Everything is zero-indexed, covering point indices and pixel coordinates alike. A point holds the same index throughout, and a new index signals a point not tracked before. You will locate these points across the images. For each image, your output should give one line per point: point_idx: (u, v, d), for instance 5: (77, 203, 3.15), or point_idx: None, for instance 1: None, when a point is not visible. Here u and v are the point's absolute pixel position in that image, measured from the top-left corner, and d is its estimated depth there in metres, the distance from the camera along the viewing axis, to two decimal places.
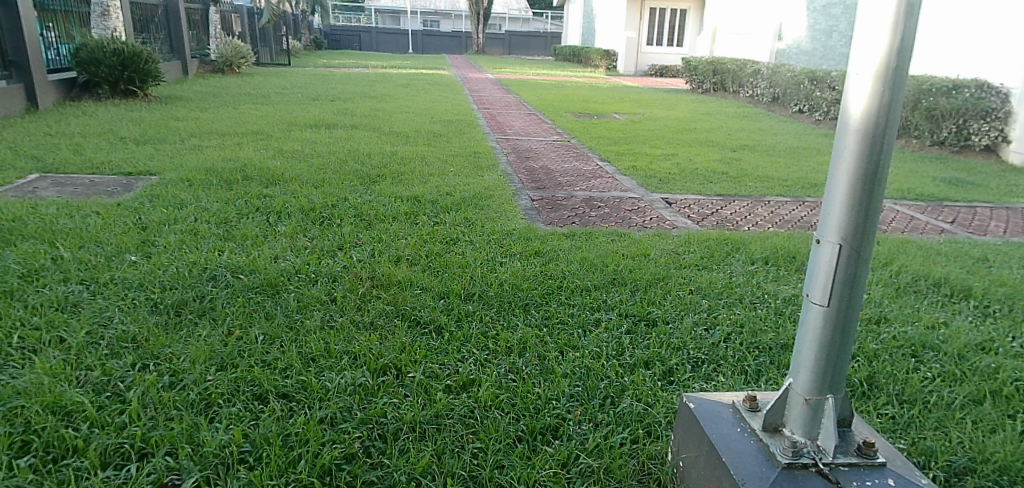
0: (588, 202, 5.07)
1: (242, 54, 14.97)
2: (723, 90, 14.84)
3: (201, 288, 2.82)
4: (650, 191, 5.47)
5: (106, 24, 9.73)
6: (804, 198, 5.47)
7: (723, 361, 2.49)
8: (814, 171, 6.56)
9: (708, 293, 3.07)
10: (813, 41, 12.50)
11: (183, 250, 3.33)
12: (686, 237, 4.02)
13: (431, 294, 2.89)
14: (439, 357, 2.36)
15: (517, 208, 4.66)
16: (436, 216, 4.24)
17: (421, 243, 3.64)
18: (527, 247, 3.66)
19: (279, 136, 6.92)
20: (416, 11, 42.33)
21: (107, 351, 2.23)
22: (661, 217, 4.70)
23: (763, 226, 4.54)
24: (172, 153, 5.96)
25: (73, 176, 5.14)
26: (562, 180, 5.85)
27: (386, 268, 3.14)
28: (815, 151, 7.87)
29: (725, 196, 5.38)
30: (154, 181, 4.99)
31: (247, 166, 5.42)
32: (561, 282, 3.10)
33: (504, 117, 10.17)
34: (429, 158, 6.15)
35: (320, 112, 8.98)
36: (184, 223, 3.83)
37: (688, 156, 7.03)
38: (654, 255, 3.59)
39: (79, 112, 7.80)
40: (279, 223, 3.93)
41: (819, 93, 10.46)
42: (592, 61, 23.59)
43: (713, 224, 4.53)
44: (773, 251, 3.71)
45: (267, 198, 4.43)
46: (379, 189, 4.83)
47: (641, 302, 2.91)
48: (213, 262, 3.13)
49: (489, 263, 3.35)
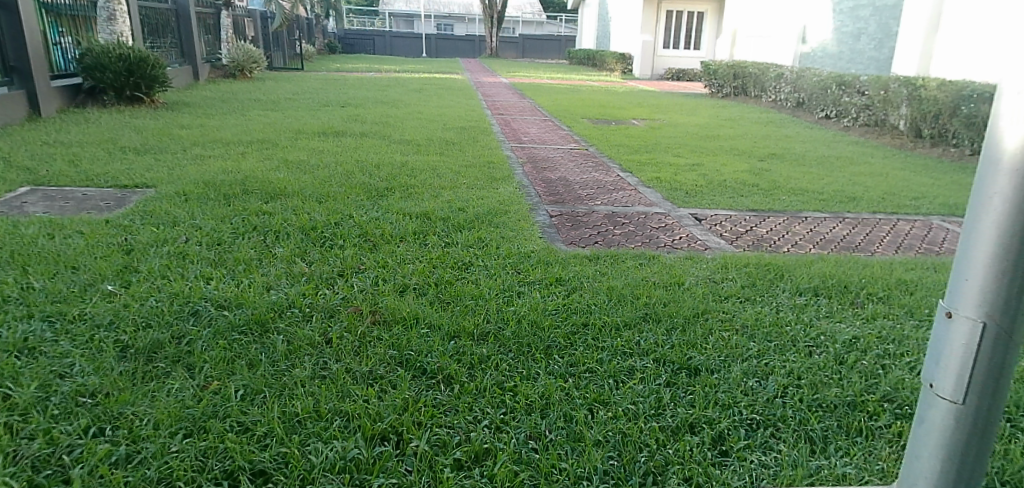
0: (611, 219, 4.69)
1: (253, 59, 14.75)
2: (743, 94, 14.40)
3: (179, 327, 2.47)
4: (677, 206, 5.09)
5: (113, 29, 9.45)
6: (844, 214, 5.08)
7: (781, 423, 2.12)
8: (851, 183, 6.15)
9: (757, 333, 2.69)
10: (839, 45, 12.04)
11: (166, 278, 2.99)
12: (722, 260, 3.65)
13: (440, 334, 2.53)
14: (447, 417, 2.02)
15: (535, 226, 4.30)
16: (448, 236, 3.90)
17: (430, 268, 3.29)
18: (548, 273, 3.30)
19: (285, 145, 6.62)
20: (429, 15, 42.08)
21: (58, 412, 1.92)
22: (691, 236, 4.32)
23: (805, 248, 4.15)
24: (172, 164, 5.67)
25: (65, 188, 4.85)
26: (583, 193, 5.48)
27: (389, 300, 2.79)
28: (848, 160, 7.46)
29: (759, 212, 5.00)
30: (150, 195, 4.68)
31: (247, 179, 5.11)
32: (587, 318, 2.73)
33: (518, 123, 9.86)
34: (441, 169, 5.80)
35: (329, 118, 8.71)
36: (174, 245, 3.50)
37: (714, 167, 6.65)
38: (688, 284, 3.22)
39: (82, 120, 7.57)
40: (277, 244, 3.61)
41: (848, 98, 10.05)
42: (607, 65, 23.21)
43: (749, 245, 4.15)
44: (821, 280, 3.32)
45: (266, 216, 4.11)
46: (387, 204, 4.49)
47: (681, 345, 2.54)
48: (197, 292, 2.79)
49: (506, 294, 3.00)
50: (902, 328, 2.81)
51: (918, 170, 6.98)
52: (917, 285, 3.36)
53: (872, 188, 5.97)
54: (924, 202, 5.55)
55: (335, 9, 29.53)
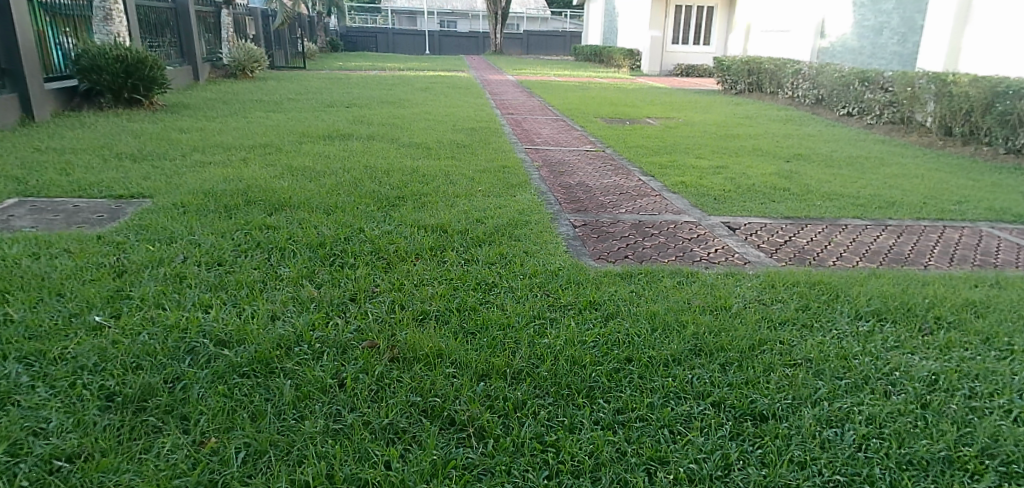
0: (638, 229, 4.39)
1: (255, 58, 14.45)
2: (758, 91, 14.04)
3: (172, 367, 2.17)
4: (707, 213, 4.79)
5: (108, 30, 9.20)
6: (886, 221, 4.77)
7: (870, 485, 1.82)
8: (887, 186, 5.83)
9: (823, 369, 2.38)
10: (860, 39, 11.71)
11: (161, 307, 2.70)
12: (766, 277, 3.35)
13: (468, 375, 2.22)
14: (483, 484, 1.73)
15: (558, 238, 4.01)
16: (467, 252, 3.61)
17: (450, 291, 3.00)
18: (580, 295, 3.00)
19: (289, 150, 6.34)
20: (433, 12, 41.72)
21: (28, 484, 1.63)
22: (727, 247, 4.02)
23: (851, 262, 3.85)
24: (170, 171, 5.40)
25: (56, 200, 4.58)
26: (605, 199, 5.19)
27: (409, 333, 2.50)
28: (878, 160, 7.14)
29: (795, 220, 4.69)
30: (146, 207, 4.41)
31: (249, 188, 4.82)
32: (632, 351, 2.43)
33: (530, 124, 9.56)
34: (454, 175, 5.50)
35: (335, 120, 8.41)
36: (171, 266, 3.22)
37: (740, 169, 6.33)
38: (736, 307, 2.91)
39: (77, 124, 7.31)
40: (283, 263, 3.32)
41: (871, 95, 9.72)
42: (615, 61, 22.87)
43: (791, 258, 3.85)
44: (881, 302, 3.01)
45: (270, 230, 3.83)
46: (399, 216, 4.21)
47: (742, 385, 2.24)
48: (195, 323, 2.50)
49: (537, 322, 2.71)
50: (983, 360, 2.50)
51: (954, 171, 6.65)
52: (988, 306, 3.04)
53: (910, 192, 5.64)
54: (968, 206, 5.22)
55: (338, 9, 29.27)
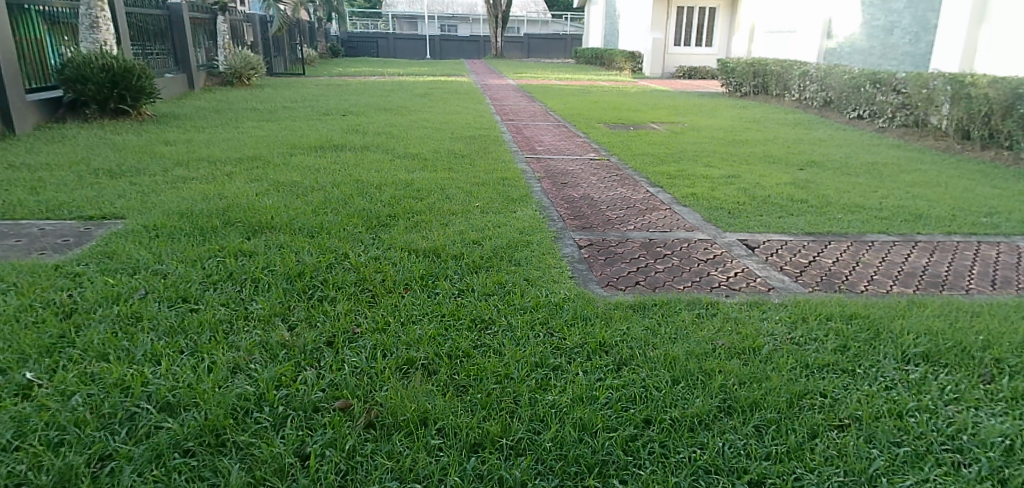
0: (648, 248, 4.04)
1: (253, 65, 14.08)
2: (764, 93, 13.66)
3: (103, 445, 1.84)
4: (722, 229, 4.43)
5: (96, 38, 8.61)
6: (916, 237, 4.41)
7: None
8: (910, 196, 5.45)
9: (875, 433, 2.05)
10: (870, 39, 11.33)
11: (107, 358, 2.35)
12: (795, 308, 3.00)
13: (456, 449, 1.89)
14: None
15: (562, 261, 3.65)
16: (461, 280, 3.26)
17: (441, 331, 2.66)
18: (587, 335, 2.64)
19: (277, 163, 6.00)
20: (433, 16, 41.45)
21: None
22: (748, 270, 3.67)
23: (884, 286, 3.50)
24: (148, 188, 5.05)
25: (22, 222, 4.24)
26: (611, 214, 4.83)
27: (391, 391, 2.16)
28: (895, 167, 6.77)
29: (818, 236, 4.34)
30: (116, 230, 4.06)
31: (229, 207, 4.46)
32: (650, 413, 2.08)
33: (531, 130, 9.19)
34: (450, 189, 5.14)
35: (328, 129, 8.07)
36: (128, 303, 2.87)
37: (754, 179, 5.97)
38: (767, 350, 2.57)
39: (58, 136, 6.97)
40: (255, 297, 2.98)
41: (882, 97, 9.35)
42: (616, 63, 22.52)
43: (818, 283, 3.50)
44: (931, 341, 2.66)
45: (245, 257, 3.49)
46: (388, 237, 3.86)
47: (783, 457, 1.90)
48: (140, 381, 2.16)
49: (539, 371, 2.36)
50: None
51: (978, 178, 6.27)
52: None
53: (936, 202, 5.27)
54: (999, 219, 4.85)
55: (338, 13, 28.98)
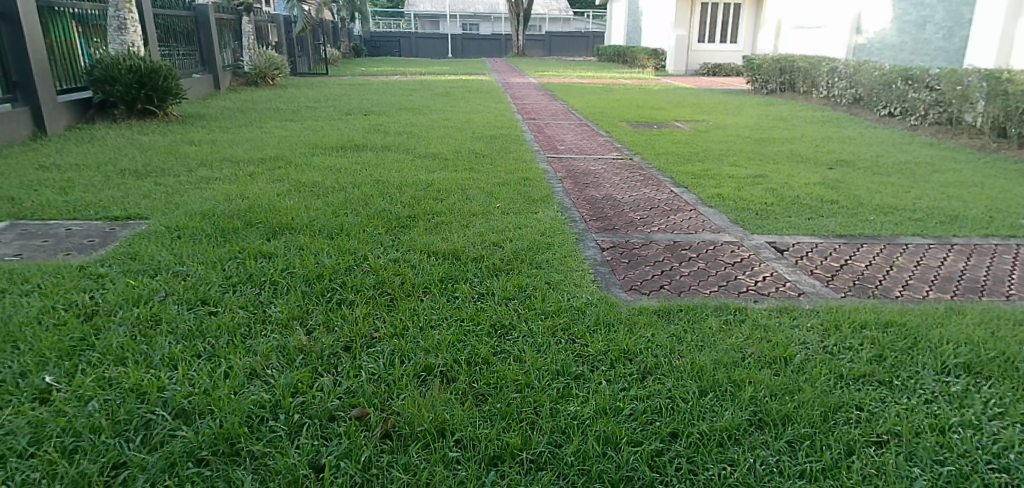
0: (672, 251, 3.94)
1: (276, 65, 14.13)
2: (791, 90, 13.40)
3: (118, 453, 1.82)
4: (749, 231, 4.32)
5: (123, 39, 8.71)
6: (953, 239, 4.25)
7: None
8: (946, 197, 5.27)
9: (915, 451, 1.95)
10: (901, 34, 11.05)
11: (125, 362, 2.34)
12: (827, 315, 2.89)
13: (476, 462, 1.83)
14: None
15: (584, 264, 3.57)
16: (481, 283, 3.20)
17: (461, 336, 2.61)
18: (611, 342, 2.57)
19: (299, 163, 6.00)
20: (455, 14, 41.50)
21: None
22: (777, 274, 3.55)
23: (920, 292, 3.37)
24: (172, 189, 5.07)
25: (49, 222, 4.28)
26: (635, 215, 4.73)
27: (409, 399, 2.11)
28: (929, 166, 6.57)
29: (849, 239, 4.20)
30: (140, 231, 4.07)
31: (250, 208, 4.46)
32: (677, 426, 2.01)
33: (553, 129, 9.11)
34: (471, 190, 5.09)
35: (349, 129, 8.07)
36: (147, 305, 2.86)
37: (782, 178, 5.83)
38: (799, 359, 2.47)
39: (86, 137, 7.06)
40: (274, 300, 2.95)
41: (915, 94, 9.10)
42: (638, 61, 22.33)
43: (851, 288, 3.38)
44: (972, 351, 2.54)
45: (265, 259, 3.47)
46: (408, 239, 3.81)
47: (818, 476, 1.83)
48: (156, 386, 2.14)
49: (561, 380, 2.29)
50: None
51: (1016, 178, 6.05)
52: None
53: (973, 203, 5.09)
54: None
55: (361, 13, 29.13)
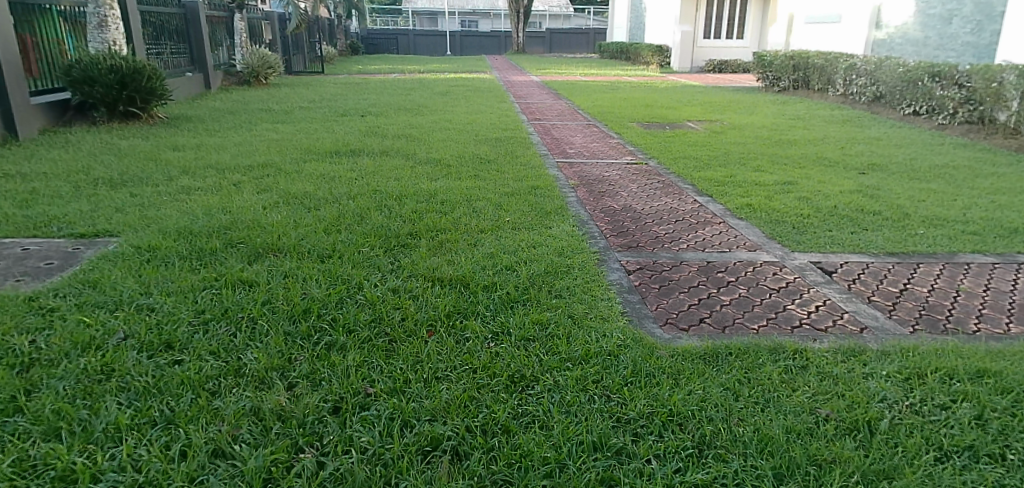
0: (707, 273, 3.49)
1: (270, 65, 13.73)
2: (805, 88, 12.94)
3: None
4: (789, 248, 3.87)
5: (104, 37, 8.21)
6: (1019, 257, 3.80)
7: None
8: (998, 206, 4.82)
9: None
10: (925, 30, 10.60)
11: (60, 436, 1.90)
12: (906, 360, 2.45)
13: None
14: None
15: (611, 292, 3.12)
16: (494, 319, 2.75)
17: (474, 392, 2.16)
18: (655, 400, 2.12)
19: (290, 170, 5.55)
20: (453, 11, 41.01)
21: None
22: (831, 303, 3.11)
23: (999, 324, 2.92)
24: (149, 201, 4.62)
25: (6, 240, 3.83)
26: (658, 229, 4.29)
27: None
28: (969, 169, 6.12)
29: (903, 257, 3.75)
30: (106, 251, 3.63)
31: (233, 224, 4.01)
32: None
33: (559, 131, 8.65)
34: (477, 200, 4.64)
35: (345, 132, 7.62)
36: (100, 351, 2.41)
37: (814, 186, 5.37)
38: (886, 425, 2.02)
39: (61, 142, 6.60)
40: (250, 344, 2.50)
41: (942, 91, 8.65)
42: (642, 59, 21.87)
43: (918, 320, 2.93)
44: None
45: (245, 289, 3.02)
46: (409, 262, 3.36)
47: None
48: (90, 475, 1.72)
49: (599, 458, 1.85)
50: None
51: None
52: None
53: None
54: None
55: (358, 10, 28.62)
